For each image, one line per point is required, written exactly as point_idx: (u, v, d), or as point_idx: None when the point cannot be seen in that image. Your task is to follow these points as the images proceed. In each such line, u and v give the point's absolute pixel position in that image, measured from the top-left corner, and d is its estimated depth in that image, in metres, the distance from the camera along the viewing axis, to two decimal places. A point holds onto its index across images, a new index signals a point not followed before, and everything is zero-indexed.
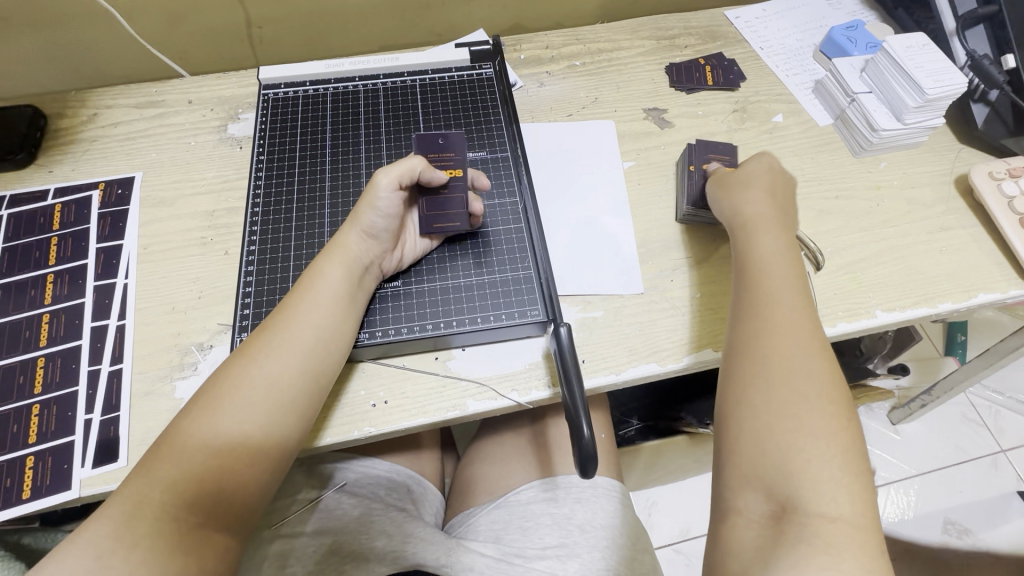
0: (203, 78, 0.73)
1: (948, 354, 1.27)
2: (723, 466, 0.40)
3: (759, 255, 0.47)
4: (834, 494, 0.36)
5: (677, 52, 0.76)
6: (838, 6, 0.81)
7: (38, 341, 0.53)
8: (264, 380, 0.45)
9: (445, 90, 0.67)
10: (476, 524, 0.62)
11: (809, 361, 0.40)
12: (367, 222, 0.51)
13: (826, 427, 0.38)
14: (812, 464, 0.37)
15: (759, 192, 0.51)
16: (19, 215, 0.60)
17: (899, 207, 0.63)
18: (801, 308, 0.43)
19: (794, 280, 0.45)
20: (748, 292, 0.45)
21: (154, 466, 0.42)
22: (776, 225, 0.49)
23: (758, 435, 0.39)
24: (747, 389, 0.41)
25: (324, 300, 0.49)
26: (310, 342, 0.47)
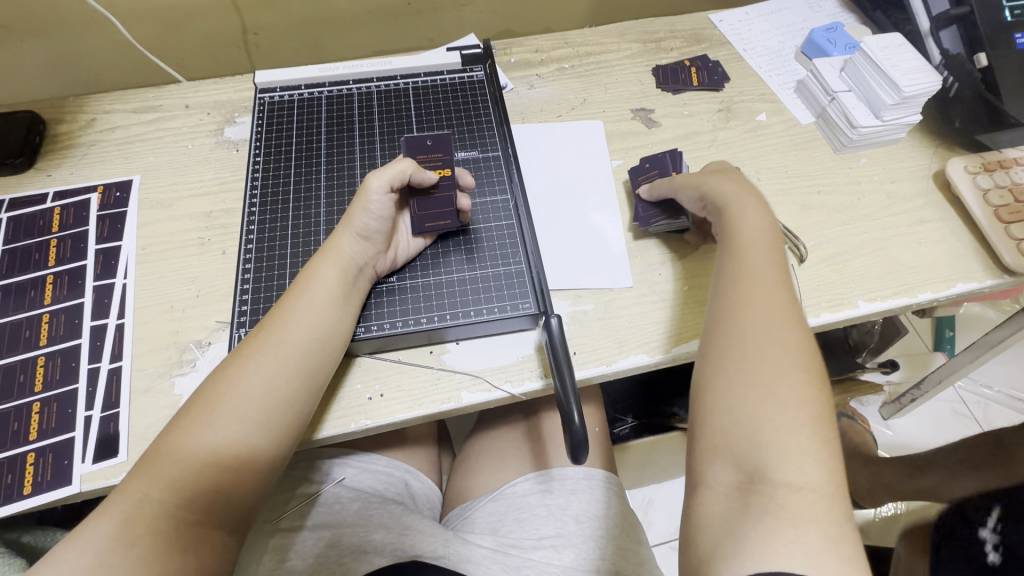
0: (200, 83, 0.74)
1: (936, 348, 1.29)
2: (697, 437, 0.41)
3: (740, 237, 0.49)
4: (800, 461, 0.36)
5: (663, 54, 0.78)
6: (819, 8, 0.83)
7: (38, 340, 0.54)
8: (262, 377, 0.46)
9: (437, 92, 0.69)
10: (473, 516, 0.63)
11: (784, 335, 0.42)
12: (358, 223, 0.52)
13: (796, 397, 0.39)
14: (782, 430, 0.38)
15: (734, 183, 0.54)
16: (18, 218, 0.61)
17: (879, 201, 0.65)
18: (780, 289, 0.45)
19: (773, 263, 0.47)
20: (728, 269, 0.47)
21: (155, 464, 0.43)
22: (758, 210, 0.51)
23: (731, 403, 0.40)
24: (722, 360, 0.42)
25: (320, 298, 0.50)
26: (308, 340, 0.48)
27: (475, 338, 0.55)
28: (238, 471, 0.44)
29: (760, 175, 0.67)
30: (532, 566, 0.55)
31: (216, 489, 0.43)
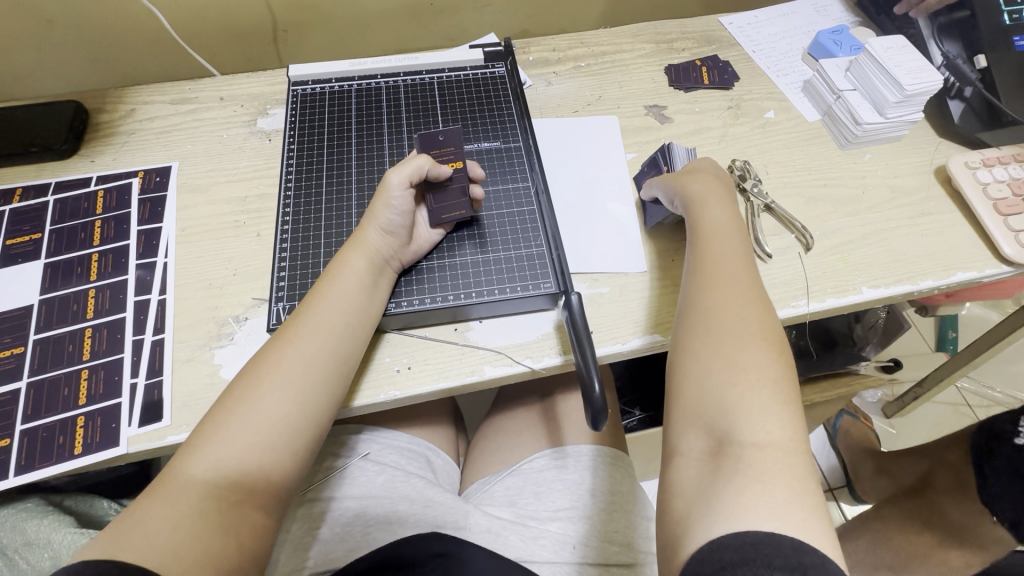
0: (233, 77, 0.78)
1: (938, 348, 1.32)
2: (671, 409, 0.43)
3: (709, 226, 0.52)
4: (765, 420, 0.38)
5: (675, 55, 0.81)
6: (825, 12, 0.86)
7: (85, 313, 0.57)
8: (301, 360, 0.48)
9: (460, 87, 0.73)
10: (491, 490, 0.65)
11: (749, 311, 0.44)
12: (381, 219, 0.55)
13: (760, 363, 0.41)
14: (746, 393, 0.39)
15: (705, 179, 0.57)
16: (64, 200, 0.65)
17: (882, 195, 0.67)
18: (745, 272, 0.48)
19: (741, 251, 0.50)
20: (695, 256, 0.50)
21: (209, 439, 0.44)
22: (726, 205, 0.54)
23: (699, 373, 0.42)
24: (691, 334, 0.45)
25: (351, 288, 0.52)
26: (344, 325, 0.51)
27: (496, 318, 0.58)
28: (278, 450, 0.45)
29: (768, 169, 0.70)
30: (549, 536, 0.58)
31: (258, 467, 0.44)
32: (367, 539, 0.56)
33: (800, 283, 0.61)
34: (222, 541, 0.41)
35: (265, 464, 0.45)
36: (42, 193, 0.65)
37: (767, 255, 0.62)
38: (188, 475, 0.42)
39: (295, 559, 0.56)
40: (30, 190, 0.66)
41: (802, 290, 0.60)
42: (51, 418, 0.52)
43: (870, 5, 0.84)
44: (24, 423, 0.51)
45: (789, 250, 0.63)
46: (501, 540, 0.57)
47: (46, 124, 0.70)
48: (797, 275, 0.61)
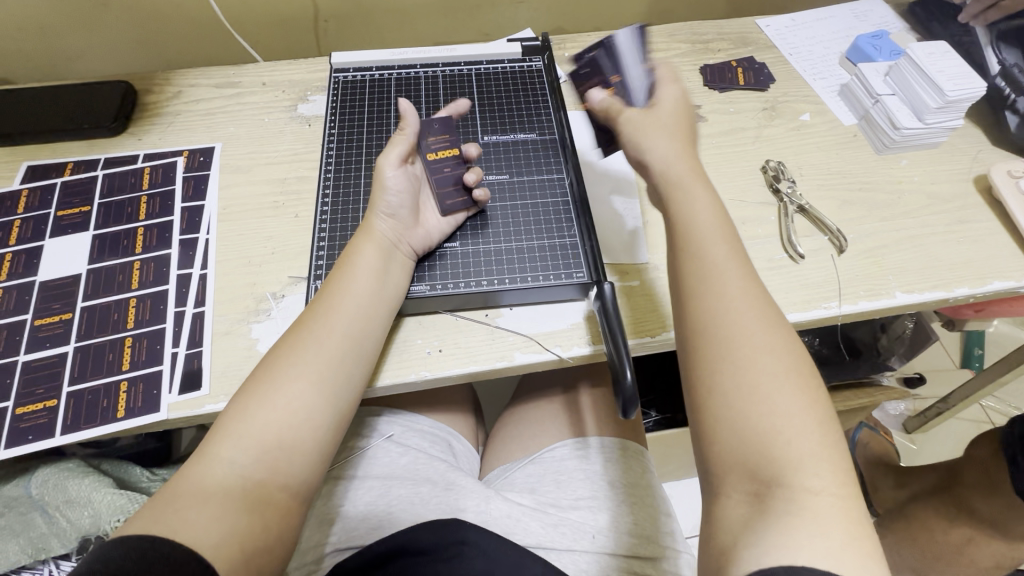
0: (275, 63, 0.80)
1: (964, 366, 1.29)
2: (705, 453, 0.41)
3: (694, 224, 0.48)
4: (793, 445, 0.38)
5: (710, 55, 0.82)
6: (864, 17, 0.86)
7: (130, 284, 0.59)
8: (321, 350, 0.48)
9: (498, 79, 0.74)
10: (513, 477, 0.66)
11: (756, 326, 0.43)
12: (380, 201, 0.56)
13: (796, 404, 0.40)
14: (764, 421, 0.39)
15: (672, 144, 0.51)
16: (112, 175, 0.67)
17: (919, 201, 0.67)
18: (737, 276, 0.45)
19: (731, 251, 0.46)
20: (693, 273, 0.46)
21: (236, 415, 0.45)
22: (706, 189, 0.49)
23: (735, 421, 0.40)
24: (697, 361, 0.43)
25: (362, 272, 0.52)
26: (363, 314, 0.51)
27: (527, 304, 0.59)
28: (303, 430, 0.46)
29: (803, 171, 0.69)
30: (570, 524, 0.58)
31: (280, 444, 0.45)
32: (390, 518, 0.57)
33: (832, 285, 0.60)
34: (246, 517, 0.41)
35: (290, 447, 0.45)
36: (92, 168, 0.68)
37: (800, 255, 0.62)
38: (226, 443, 0.44)
39: (319, 534, 0.57)
40: (81, 165, 0.68)
41: (834, 291, 0.60)
42: (97, 381, 0.54)
43: (922, 13, 0.84)
44: (70, 386, 0.53)
45: (822, 251, 0.63)
46: (522, 525, 0.57)
47: (97, 101, 0.72)
48: (829, 276, 0.61)
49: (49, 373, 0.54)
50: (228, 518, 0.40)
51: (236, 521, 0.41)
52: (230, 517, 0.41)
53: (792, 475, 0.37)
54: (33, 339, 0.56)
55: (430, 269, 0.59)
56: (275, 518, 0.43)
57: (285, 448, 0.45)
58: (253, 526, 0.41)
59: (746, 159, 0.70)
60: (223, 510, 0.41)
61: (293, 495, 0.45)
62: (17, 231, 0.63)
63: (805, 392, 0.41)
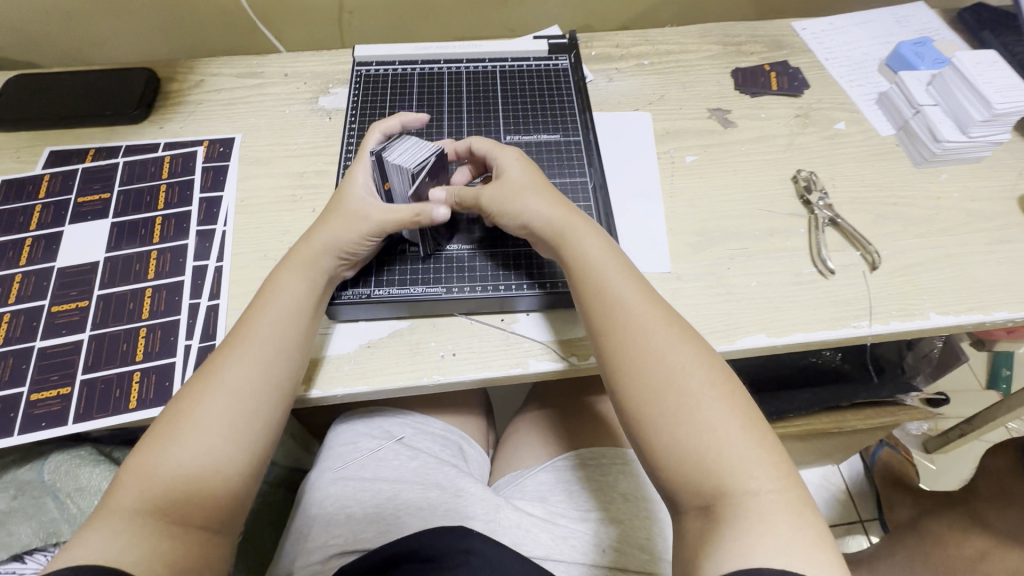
0: (298, 54, 0.79)
1: (989, 387, 1.25)
2: (661, 476, 0.42)
3: (583, 268, 0.49)
4: (726, 455, 0.40)
5: (743, 58, 0.79)
6: (906, 23, 0.82)
7: (147, 274, 0.59)
8: (237, 386, 0.47)
9: (522, 77, 0.72)
10: (523, 484, 0.65)
11: (673, 348, 0.45)
12: (337, 242, 0.52)
13: (717, 414, 0.42)
14: (693, 436, 0.41)
15: (539, 195, 0.53)
16: (133, 163, 0.67)
17: (957, 218, 0.64)
18: (644, 304, 0.48)
19: (630, 284, 0.49)
20: (593, 314, 0.48)
21: (161, 445, 0.45)
22: (586, 228, 0.52)
23: (667, 441, 0.42)
24: (621, 388, 0.45)
25: (283, 304, 0.51)
26: (280, 348, 0.49)
27: (545, 311, 0.57)
28: (222, 459, 0.45)
29: (835, 183, 0.67)
30: (579, 537, 0.57)
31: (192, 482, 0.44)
32: (397, 522, 0.56)
33: (862, 303, 0.58)
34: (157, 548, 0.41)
35: (204, 483, 0.44)
36: (113, 155, 0.68)
37: (830, 271, 0.59)
38: (157, 465, 0.44)
39: (326, 534, 0.56)
40: (102, 151, 0.68)
41: (864, 310, 0.57)
42: (110, 370, 0.54)
43: (974, 21, 0.81)
44: (84, 373, 0.54)
45: (854, 267, 0.60)
46: (530, 536, 0.56)
47: (120, 88, 0.72)
48: (859, 294, 0.58)
49: (63, 360, 0.54)
50: (139, 545, 0.40)
51: (156, 545, 0.41)
52: (144, 540, 0.41)
53: (730, 477, 0.40)
54: (49, 325, 0.56)
55: (444, 271, 0.58)
56: (200, 544, 0.43)
57: (200, 481, 0.44)
58: (173, 549, 0.41)
59: (777, 168, 0.68)
60: (143, 534, 0.41)
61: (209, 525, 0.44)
62: (38, 215, 0.63)
63: (730, 396, 0.43)
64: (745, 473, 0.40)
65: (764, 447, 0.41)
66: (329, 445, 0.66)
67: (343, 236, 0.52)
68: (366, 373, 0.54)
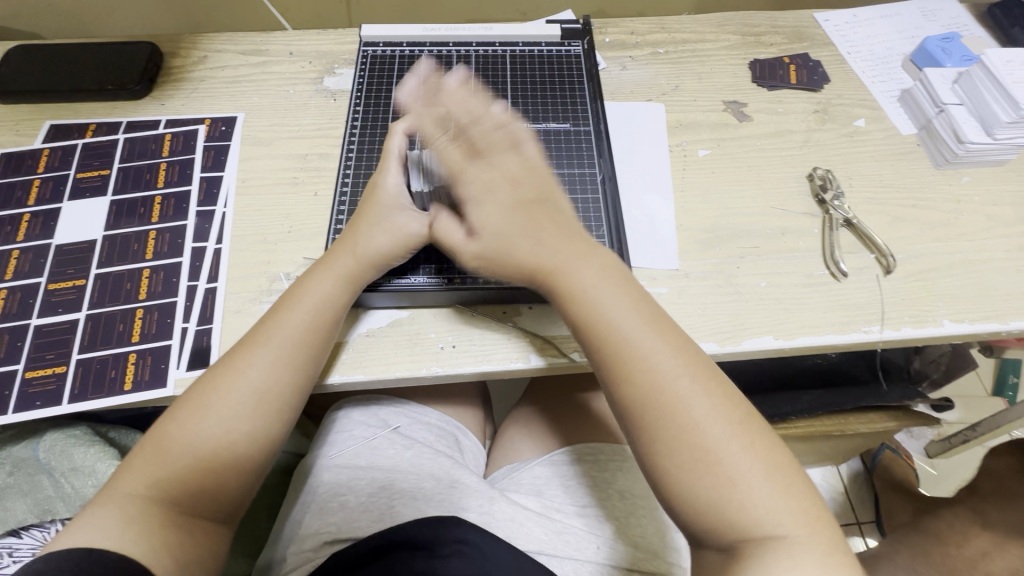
0: (305, 33, 0.77)
1: (996, 394, 1.23)
2: (681, 512, 0.43)
3: (593, 324, 0.46)
4: (757, 509, 0.40)
5: (763, 49, 0.76)
6: (933, 17, 0.79)
7: (145, 254, 0.58)
8: (253, 391, 0.46)
9: (533, 63, 0.70)
10: (519, 477, 0.64)
11: (713, 386, 0.44)
12: (380, 254, 0.51)
13: (755, 468, 0.41)
14: (714, 489, 0.41)
15: (534, 237, 0.48)
16: (134, 140, 0.66)
17: (977, 222, 0.62)
18: (664, 352, 0.44)
19: (652, 332, 0.45)
20: (613, 368, 0.45)
21: (176, 442, 0.44)
22: (592, 270, 0.47)
23: (698, 481, 0.41)
24: (656, 421, 0.43)
25: (312, 305, 0.49)
26: (310, 354, 0.48)
27: (548, 304, 0.56)
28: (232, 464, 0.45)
29: (852, 182, 0.65)
30: (574, 532, 0.57)
31: (206, 485, 0.45)
32: (391, 512, 0.55)
33: (875, 308, 0.56)
34: (164, 540, 0.42)
35: (215, 483, 0.45)
36: (114, 131, 0.66)
37: (843, 273, 0.57)
38: (172, 460, 0.44)
39: (319, 522, 0.56)
40: (102, 127, 0.67)
41: (875, 315, 0.56)
42: (106, 351, 0.53)
43: (1004, 16, 0.78)
44: (80, 353, 0.53)
45: (867, 271, 0.59)
46: (525, 530, 0.56)
47: (121, 61, 0.71)
48: (872, 299, 0.57)
49: (59, 339, 0.54)
50: (148, 533, 0.41)
51: (161, 537, 0.42)
52: (150, 530, 0.41)
53: (755, 527, 0.40)
54: (45, 304, 0.55)
55: (448, 261, 0.56)
56: (203, 533, 0.45)
57: (211, 483, 0.45)
58: (179, 541, 0.42)
59: (792, 165, 0.66)
60: (146, 525, 0.42)
61: (210, 521, 0.45)
62: (36, 191, 0.62)
63: (755, 441, 0.43)
64: (774, 519, 0.40)
65: (793, 495, 0.41)
66: (327, 431, 0.66)
67: (387, 249, 0.51)
68: (363, 362, 0.53)
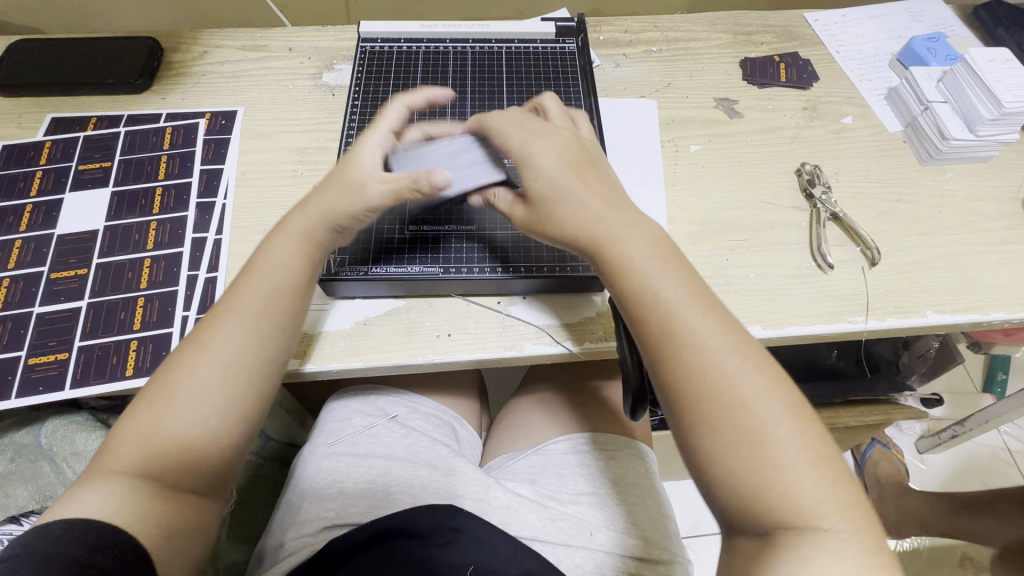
0: (304, 29, 0.78)
1: (985, 390, 1.25)
2: (717, 486, 0.42)
3: (634, 285, 0.46)
4: (789, 475, 0.40)
5: (753, 48, 0.78)
6: (920, 18, 0.81)
7: (146, 245, 0.59)
8: (219, 357, 0.46)
9: (529, 59, 0.71)
10: (515, 466, 0.66)
11: (729, 349, 0.44)
12: (336, 211, 0.51)
13: (786, 431, 0.41)
14: (750, 461, 0.40)
15: (578, 202, 0.48)
16: (135, 133, 0.67)
17: (961, 217, 0.63)
18: (693, 316, 0.45)
19: (691, 302, 0.45)
20: (647, 335, 0.46)
21: (155, 414, 0.45)
22: (635, 235, 0.47)
23: (728, 451, 0.41)
24: (683, 394, 0.44)
25: (276, 272, 0.50)
26: (273, 319, 0.49)
27: (543, 295, 0.57)
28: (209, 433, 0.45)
29: (839, 177, 0.66)
30: (567, 519, 0.58)
31: (183, 456, 0.44)
32: (388, 499, 0.57)
33: (860, 299, 0.58)
34: (151, 510, 0.43)
35: (190, 451, 0.45)
36: (114, 124, 0.67)
37: (829, 265, 0.59)
38: (150, 432, 0.44)
39: (318, 509, 0.57)
40: (104, 120, 0.68)
41: (860, 306, 0.57)
42: (108, 338, 0.54)
43: (988, 18, 0.80)
44: (82, 340, 0.54)
45: (852, 263, 0.60)
46: (519, 517, 0.57)
47: (123, 56, 0.72)
48: (856, 290, 0.58)
49: (62, 326, 0.55)
50: (135, 503, 0.42)
51: (147, 507, 0.43)
52: (139, 501, 0.43)
53: (789, 508, 0.39)
54: (48, 292, 0.56)
55: (444, 251, 0.57)
56: (188, 507, 0.45)
57: (187, 453, 0.45)
58: (166, 512, 0.43)
59: (781, 160, 0.67)
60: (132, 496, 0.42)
61: (193, 492, 0.45)
62: (38, 181, 0.63)
63: (781, 402, 0.42)
64: (801, 488, 0.40)
65: (828, 476, 0.40)
66: (326, 420, 0.67)
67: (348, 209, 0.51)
68: (360, 349, 0.54)
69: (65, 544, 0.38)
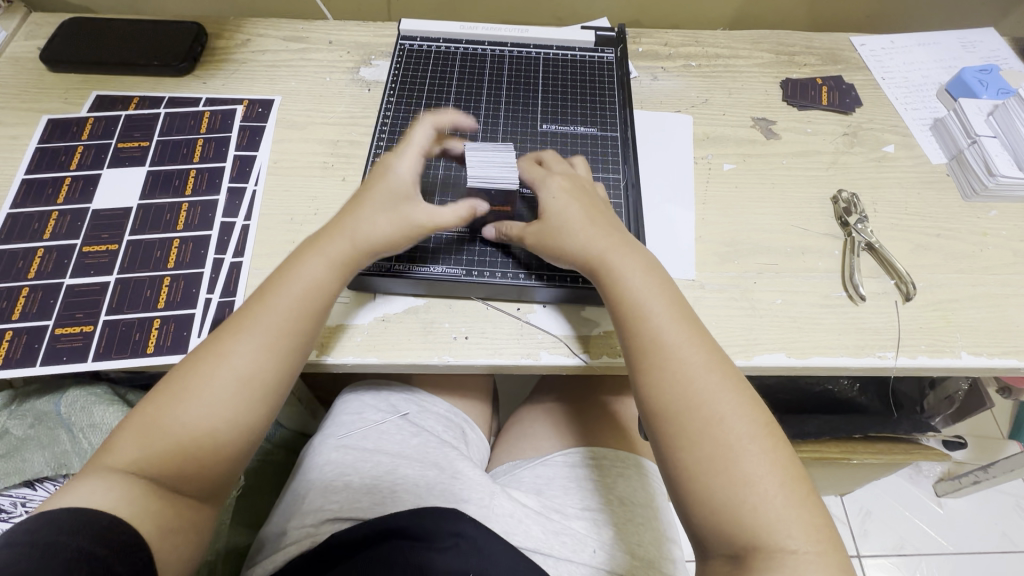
0: (345, 23, 0.79)
1: (1011, 437, 1.19)
2: (704, 526, 0.41)
3: (625, 301, 0.48)
4: (778, 523, 0.40)
5: (795, 69, 0.76)
6: (972, 48, 0.79)
7: (176, 225, 0.60)
8: (236, 372, 0.47)
9: (566, 66, 0.71)
10: (520, 475, 0.65)
11: (726, 388, 0.44)
12: (377, 238, 0.52)
13: (777, 480, 0.41)
14: (732, 486, 0.41)
15: (578, 224, 0.51)
16: (174, 115, 0.68)
17: (1003, 257, 0.61)
18: (693, 347, 0.46)
19: (682, 324, 0.47)
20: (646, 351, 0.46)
21: (167, 412, 0.45)
22: (631, 258, 0.50)
23: (722, 493, 0.41)
24: (681, 428, 0.43)
25: (301, 288, 0.50)
26: (295, 338, 0.49)
27: (563, 304, 0.57)
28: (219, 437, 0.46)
29: (877, 207, 0.64)
30: (571, 534, 0.57)
31: (193, 458, 0.45)
32: (392, 497, 0.56)
33: (890, 334, 0.56)
34: (147, 504, 0.43)
35: (197, 453, 0.45)
36: (156, 105, 0.69)
37: (862, 297, 0.57)
38: (161, 429, 0.45)
39: (321, 500, 0.56)
40: (145, 101, 0.69)
41: (890, 341, 0.55)
42: (133, 314, 0.55)
43: None
44: (107, 315, 0.55)
45: (885, 295, 0.58)
46: (523, 528, 0.56)
47: (168, 39, 0.73)
48: (887, 325, 0.56)
49: (89, 299, 0.56)
50: (136, 495, 0.43)
51: (147, 503, 0.43)
52: (138, 493, 0.43)
53: (770, 534, 0.39)
54: (79, 265, 0.58)
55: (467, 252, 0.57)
56: (186, 504, 0.45)
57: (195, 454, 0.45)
58: (163, 506, 0.44)
59: (816, 186, 0.66)
60: (134, 492, 0.43)
61: (195, 491, 0.46)
62: (79, 156, 0.65)
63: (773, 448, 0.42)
64: (793, 530, 0.39)
65: (807, 508, 0.40)
66: (337, 412, 0.67)
67: (387, 237, 0.52)
68: (377, 345, 0.54)
69: (68, 534, 0.38)
